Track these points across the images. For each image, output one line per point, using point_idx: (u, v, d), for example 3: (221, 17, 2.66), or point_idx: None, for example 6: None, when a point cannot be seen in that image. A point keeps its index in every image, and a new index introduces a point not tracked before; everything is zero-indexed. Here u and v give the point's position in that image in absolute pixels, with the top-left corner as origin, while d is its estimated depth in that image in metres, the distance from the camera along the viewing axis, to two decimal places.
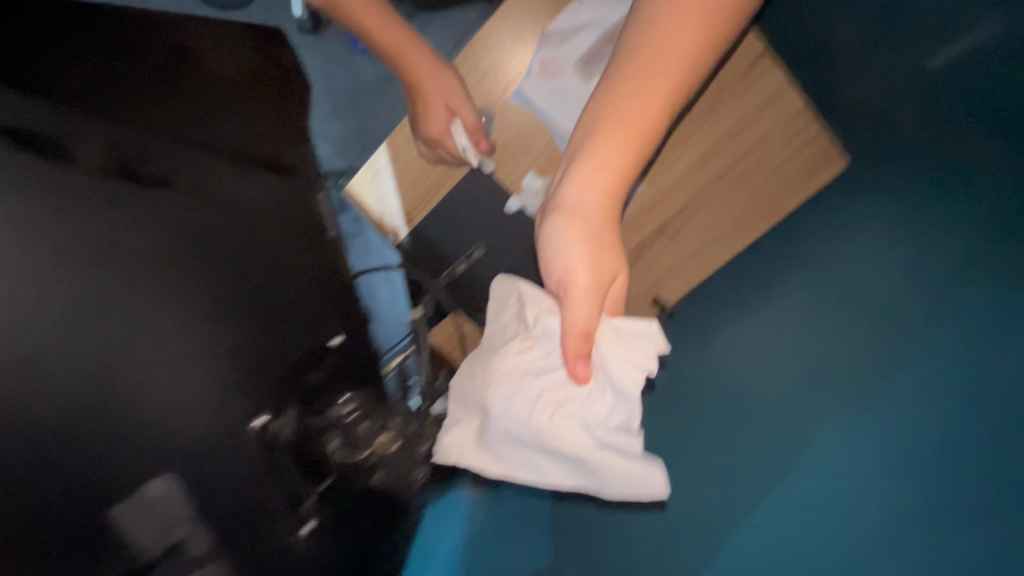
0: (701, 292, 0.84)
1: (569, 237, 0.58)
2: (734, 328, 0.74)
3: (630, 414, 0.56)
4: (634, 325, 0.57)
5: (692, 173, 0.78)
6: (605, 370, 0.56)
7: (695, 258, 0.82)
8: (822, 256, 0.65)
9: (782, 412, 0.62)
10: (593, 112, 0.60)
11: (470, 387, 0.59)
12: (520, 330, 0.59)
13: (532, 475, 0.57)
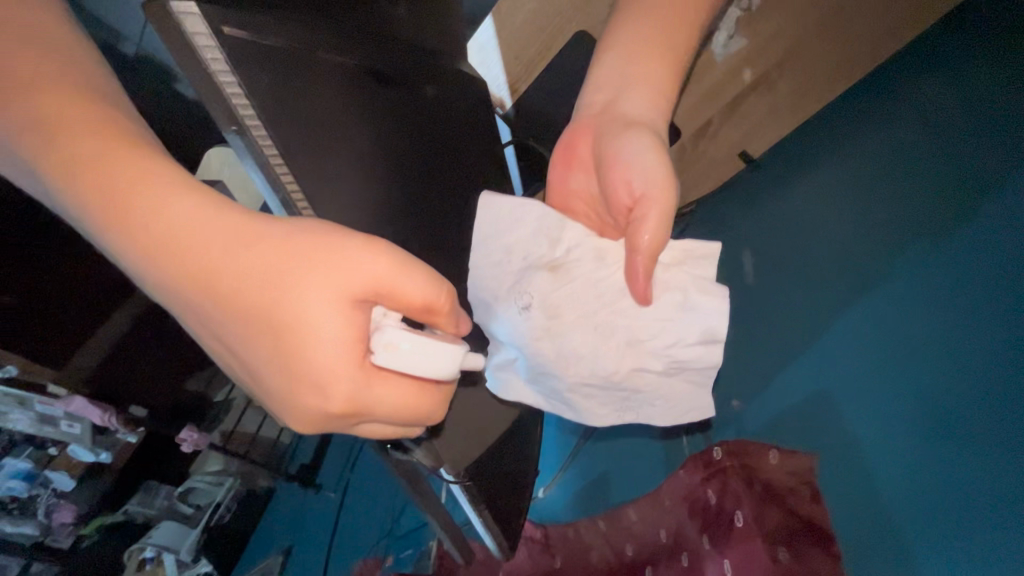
0: (738, 185, 0.96)
1: (634, 148, 0.52)
2: (774, 248, 0.83)
3: (707, 336, 0.47)
4: (703, 245, 0.49)
5: (718, 89, 0.87)
6: (670, 291, 0.48)
7: (729, 153, 0.94)
8: (827, 165, 0.82)
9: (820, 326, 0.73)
10: (627, 32, 0.60)
11: (503, 319, 0.52)
12: (552, 257, 0.50)
13: (585, 409, 0.52)
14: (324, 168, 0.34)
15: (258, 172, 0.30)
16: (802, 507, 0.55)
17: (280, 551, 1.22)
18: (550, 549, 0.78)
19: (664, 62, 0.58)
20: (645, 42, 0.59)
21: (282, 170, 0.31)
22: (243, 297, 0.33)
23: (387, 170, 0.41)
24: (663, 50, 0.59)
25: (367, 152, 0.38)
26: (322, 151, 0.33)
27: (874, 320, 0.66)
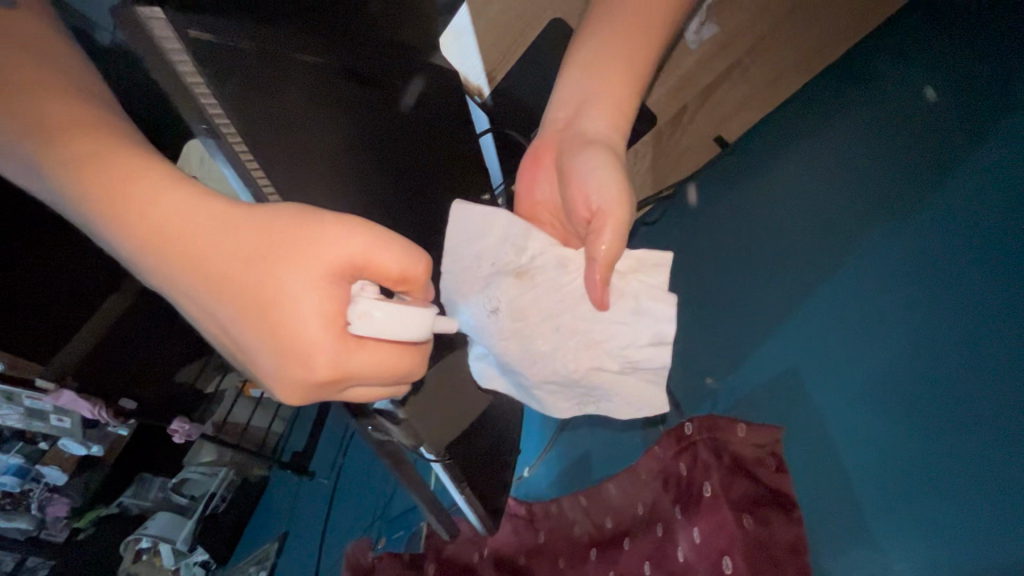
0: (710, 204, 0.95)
1: (594, 161, 0.52)
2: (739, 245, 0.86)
3: (658, 337, 0.49)
4: (655, 256, 0.51)
5: (688, 81, 0.87)
6: (624, 297, 0.50)
7: (702, 141, 0.95)
8: (791, 163, 0.84)
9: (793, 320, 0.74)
10: (592, 47, 0.61)
11: (470, 325, 0.54)
12: (514, 264, 0.51)
13: (551, 406, 0.56)
14: (295, 169, 0.36)
15: (226, 164, 0.32)
16: (767, 478, 0.58)
17: (274, 536, 1.25)
18: (534, 524, 0.81)
19: (623, 77, 0.60)
20: (605, 56, 0.60)
21: (252, 164, 0.33)
22: (229, 282, 0.34)
23: (360, 171, 0.43)
24: (623, 66, 0.60)
25: (338, 155, 0.40)
26: (295, 152, 0.36)
27: (846, 296, 0.69)
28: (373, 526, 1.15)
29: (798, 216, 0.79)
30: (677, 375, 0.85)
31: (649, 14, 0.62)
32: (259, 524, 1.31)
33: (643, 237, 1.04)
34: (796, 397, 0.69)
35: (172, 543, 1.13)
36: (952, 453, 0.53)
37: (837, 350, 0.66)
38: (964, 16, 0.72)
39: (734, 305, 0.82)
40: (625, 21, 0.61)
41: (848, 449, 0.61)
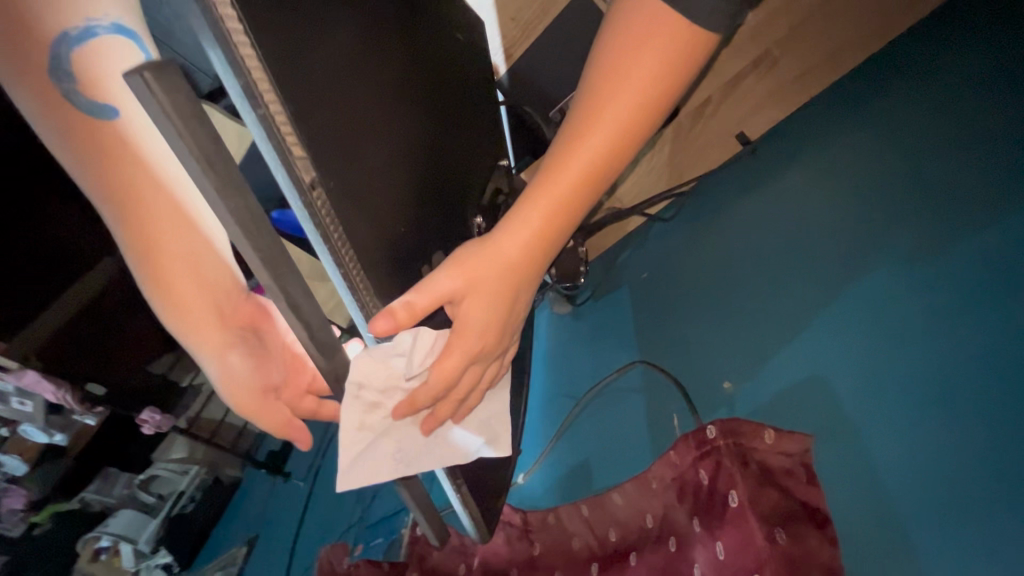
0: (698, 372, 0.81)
1: None
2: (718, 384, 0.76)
3: None
4: None
5: None
6: None
7: None
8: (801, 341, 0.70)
9: (791, 423, 0.66)
10: None
11: None
12: None
13: None
14: (339, 164, 0.32)
15: (270, 152, 0.27)
16: (800, 491, 0.52)
17: (243, 541, 1.18)
18: (529, 536, 0.75)
19: (631, 118, 0.41)
20: (586, 136, 0.41)
21: (290, 139, 0.28)
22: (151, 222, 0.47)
23: (409, 181, 0.40)
24: (625, 114, 0.40)
25: (393, 187, 0.38)
26: (347, 157, 0.33)
27: (882, 300, 0.64)
28: (351, 533, 1.06)
29: (830, 214, 0.76)
30: (689, 382, 0.79)
31: (687, 60, 0.40)
32: (223, 532, 1.26)
33: (658, 236, 0.99)
34: (821, 403, 0.64)
35: (134, 543, 1.10)
36: (994, 440, 0.49)
37: (879, 366, 0.61)
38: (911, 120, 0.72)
39: (752, 311, 0.77)
40: (632, 105, 0.40)
41: (862, 437, 0.59)
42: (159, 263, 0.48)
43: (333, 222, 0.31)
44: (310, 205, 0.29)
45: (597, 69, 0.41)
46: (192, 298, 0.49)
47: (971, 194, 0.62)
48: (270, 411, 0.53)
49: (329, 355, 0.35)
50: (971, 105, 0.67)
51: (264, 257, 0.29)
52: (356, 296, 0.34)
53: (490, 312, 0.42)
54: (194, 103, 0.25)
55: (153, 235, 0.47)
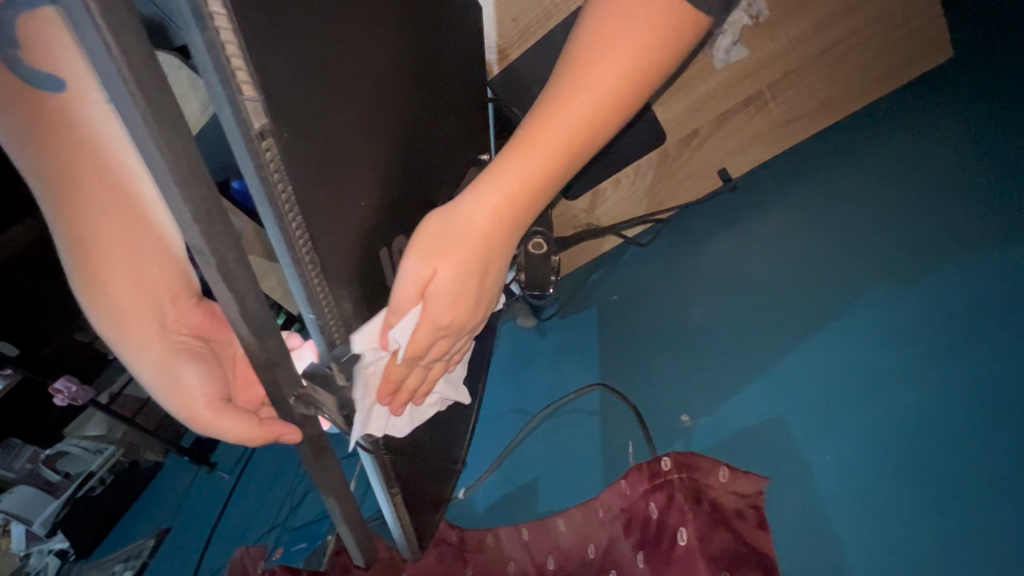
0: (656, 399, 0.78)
1: None
2: (677, 414, 0.74)
3: None
4: None
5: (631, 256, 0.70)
6: None
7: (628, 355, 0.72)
8: (765, 378, 0.69)
9: (748, 462, 0.64)
10: None
11: None
12: None
13: None
14: (300, 118, 0.26)
15: (215, 85, 0.21)
16: (747, 534, 0.50)
17: (151, 532, 1.08)
18: (463, 556, 0.70)
19: (616, 86, 0.35)
20: (563, 105, 0.35)
21: (241, 75, 0.22)
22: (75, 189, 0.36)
23: (374, 151, 0.34)
24: (612, 80, 0.35)
25: (359, 148, 0.32)
26: (313, 96, 0.27)
27: (850, 348, 0.64)
28: (274, 532, 0.99)
29: (804, 259, 0.76)
30: (648, 412, 0.76)
31: (687, 30, 0.34)
32: (139, 519, 1.13)
33: (632, 260, 0.98)
34: (778, 446, 0.63)
35: (29, 523, 1.04)
36: (952, 503, 0.49)
37: (834, 415, 0.61)
38: (891, 184, 0.75)
39: (718, 345, 0.76)
40: (618, 72, 0.35)
41: (819, 484, 0.58)
42: (90, 258, 0.37)
43: (284, 181, 0.25)
44: (259, 158, 0.24)
45: (584, 31, 0.36)
46: (133, 301, 0.39)
47: (940, 258, 0.64)
48: (228, 425, 0.38)
49: (263, 337, 0.30)
50: (951, 180, 0.70)
51: (197, 214, 0.24)
52: (302, 273, 0.28)
53: (462, 282, 0.37)
54: (130, 15, 0.20)
55: (85, 228, 0.37)
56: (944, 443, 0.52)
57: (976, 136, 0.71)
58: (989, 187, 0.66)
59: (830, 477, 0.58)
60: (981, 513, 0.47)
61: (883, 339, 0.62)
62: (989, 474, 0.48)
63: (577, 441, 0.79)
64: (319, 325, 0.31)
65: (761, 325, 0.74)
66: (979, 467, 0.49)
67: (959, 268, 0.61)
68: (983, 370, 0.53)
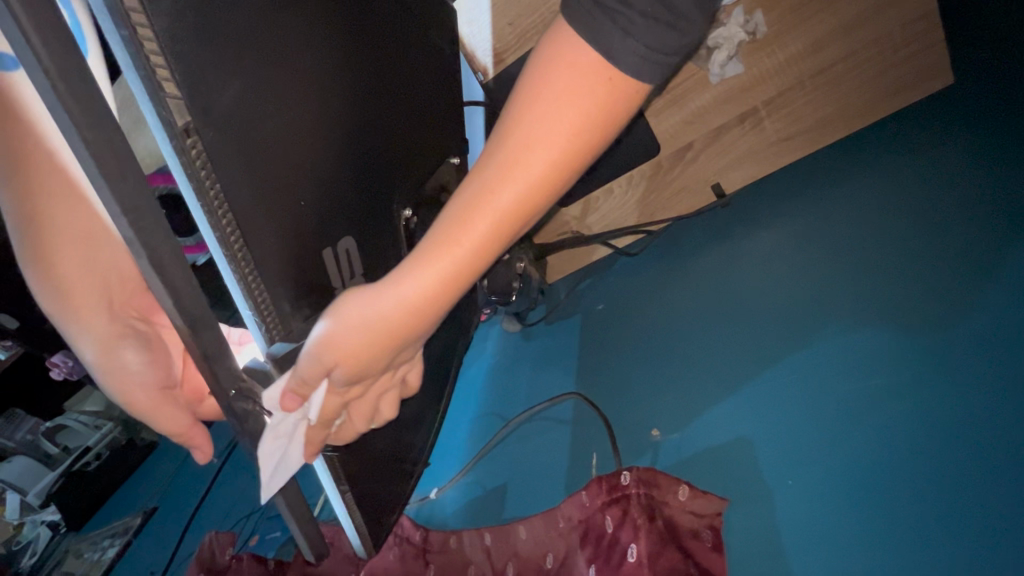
0: (629, 411, 0.77)
1: None
2: (649, 427, 0.73)
3: None
4: None
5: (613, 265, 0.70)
6: None
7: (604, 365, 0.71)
8: (740, 397, 0.68)
9: (714, 482, 0.64)
10: None
11: None
12: None
13: None
14: (234, 128, 0.28)
15: (136, 82, 0.23)
16: (701, 556, 0.50)
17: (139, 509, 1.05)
18: (426, 556, 0.69)
19: (550, 174, 0.34)
20: (499, 180, 0.34)
21: (162, 74, 0.24)
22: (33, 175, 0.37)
23: (317, 167, 0.35)
24: (548, 162, 0.34)
25: (290, 186, 0.32)
26: (241, 136, 0.28)
27: (826, 372, 0.64)
28: (250, 519, 0.96)
29: (790, 279, 0.76)
30: (620, 425, 0.76)
31: (624, 102, 0.35)
32: (131, 491, 1.09)
33: (621, 270, 0.97)
34: (744, 467, 0.62)
35: (23, 493, 1.02)
36: (919, 544, 0.49)
37: (804, 441, 0.60)
38: (884, 212, 0.74)
39: (697, 361, 0.75)
40: (552, 157, 0.34)
41: (785, 511, 0.57)
42: (39, 238, 0.38)
43: (213, 179, 0.27)
44: (184, 154, 0.25)
45: (515, 113, 0.35)
46: (82, 280, 0.40)
47: (928, 293, 0.63)
48: (167, 415, 0.42)
49: (199, 330, 0.29)
50: (945, 217, 0.69)
51: (126, 206, 0.25)
52: (233, 264, 0.29)
53: (377, 353, 0.36)
54: (51, 12, 0.21)
55: (36, 209, 0.38)
56: (919, 486, 0.52)
57: (972, 171, 0.71)
58: (983, 225, 0.65)
59: (797, 504, 0.57)
60: (946, 555, 0.47)
61: (862, 368, 0.61)
62: (955, 518, 0.49)
63: (551, 449, 0.78)
64: (257, 319, 0.32)
65: (740, 343, 0.73)
66: (951, 511, 0.49)
67: (940, 304, 0.61)
68: (961, 413, 0.53)
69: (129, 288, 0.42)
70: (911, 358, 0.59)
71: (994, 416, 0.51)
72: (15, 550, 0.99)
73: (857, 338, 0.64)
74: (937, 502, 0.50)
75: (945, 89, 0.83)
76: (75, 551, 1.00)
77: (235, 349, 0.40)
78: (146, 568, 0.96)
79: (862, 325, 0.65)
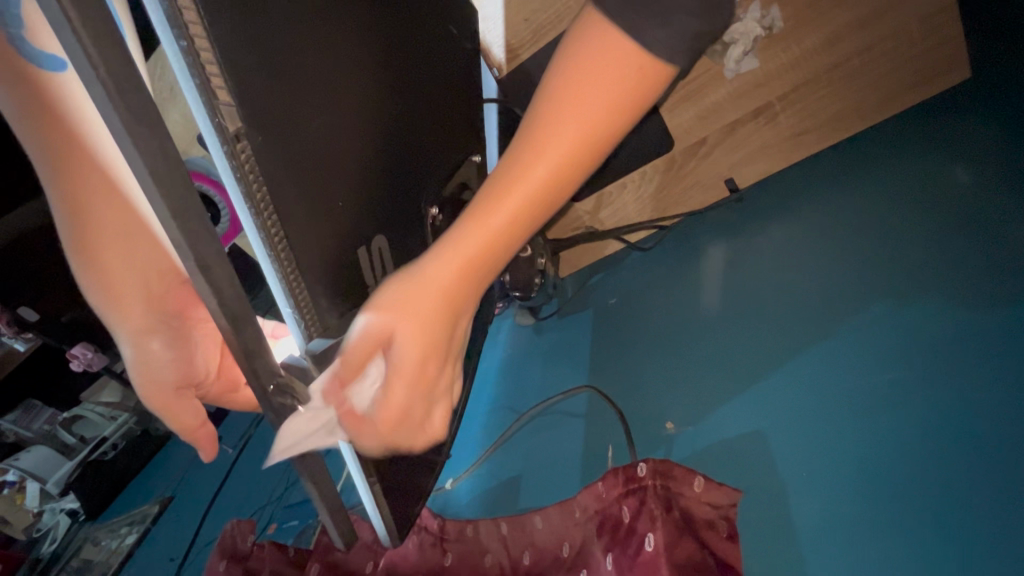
0: (641, 402, 0.78)
1: None
2: (661, 420, 0.74)
3: None
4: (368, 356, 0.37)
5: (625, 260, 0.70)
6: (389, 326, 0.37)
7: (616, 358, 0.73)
8: (749, 391, 0.69)
9: (726, 475, 0.65)
10: None
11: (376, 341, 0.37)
12: None
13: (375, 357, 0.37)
14: (279, 134, 0.29)
15: (191, 90, 0.24)
16: (716, 546, 0.52)
17: (159, 497, 1.07)
18: (443, 544, 0.71)
19: (579, 156, 0.37)
20: (534, 166, 0.36)
21: (216, 81, 0.25)
22: (81, 174, 0.37)
23: (353, 171, 0.36)
24: (576, 139, 0.36)
25: (334, 191, 0.34)
26: (286, 146, 0.29)
27: (836, 366, 0.64)
28: (269, 509, 0.99)
29: (801, 275, 0.76)
30: (633, 418, 0.77)
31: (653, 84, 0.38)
32: (145, 483, 1.11)
33: (633, 265, 0.98)
34: (756, 460, 0.64)
35: (42, 482, 1.05)
36: (933, 533, 0.50)
37: (814, 431, 0.61)
38: (896, 208, 0.75)
39: (709, 355, 0.76)
40: (583, 134, 0.36)
41: (797, 502, 0.58)
42: (88, 234, 0.40)
43: (259, 183, 0.28)
44: (235, 157, 0.26)
45: (543, 100, 0.37)
46: (124, 276, 0.41)
47: (945, 288, 0.63)
48: (180, 412, 0.46)
49: (241, 328, 0.30)
50: (960, 212, 0.69)
51: (175, 209, 0.26)
52: (276, 265, 0.30)
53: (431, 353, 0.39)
54: (106, 25, 0.22)
55: (84, 205, 0.39)
56: (932, 475, 0.52)
57: (990, 165, 0.71)
58: (996, 218, 0.65)
59: (811, 495, 0.58)
60: (959, 544, 0.48)
61: (874, 360, 0.62)
62: (970, 508, 0.49)
63: (565, 440, 0.80)
64: (296, 317, 0.33)
65: (754, 338, 0.74)
66: (965, 501, 0.50)
67: (951, 299, 0.62)
68: (973, 405, 0.54)
69: (167, 284, 0.43)
70: (925, 351, 0.60)
71: (997, 406, 0.52)
72: (37, 536, 1.04)
73: (869, 332, 0.65)
74: (953, 492, 0.51)
75: (960, 83, 0.83)
76: (93, 539, 1.03)
77: (271, 342, 0.43)
78: (167, 555, 0.98)
79: (877, 321, 0.65)
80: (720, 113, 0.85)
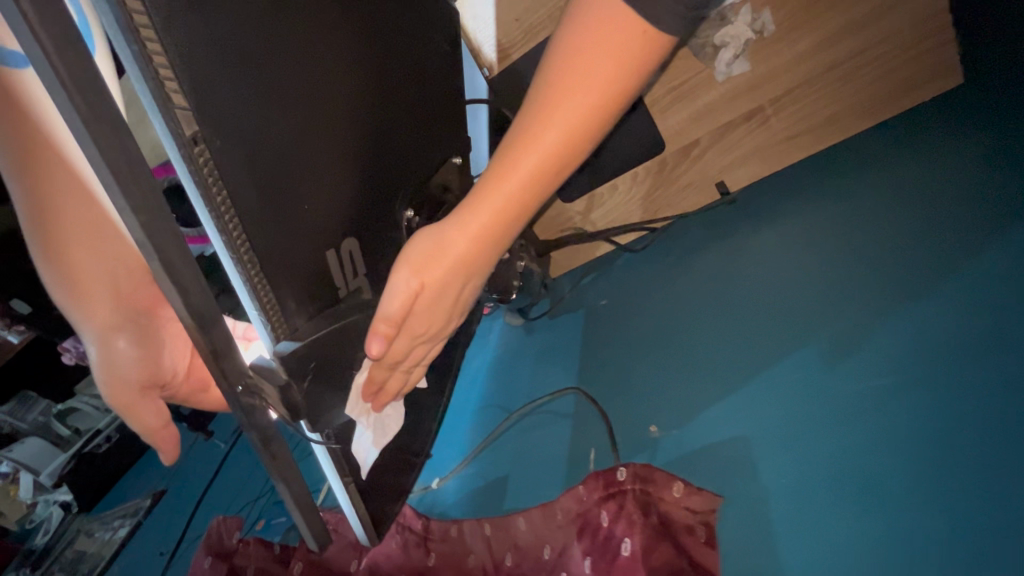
0: (628, 405, 0.78)
1: None
2: (648, 424, 0.74)
3: None
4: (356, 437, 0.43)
5: None
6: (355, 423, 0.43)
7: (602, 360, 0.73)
8: (734, 397, 0.69)
9: (711, 480, 0.65)
10: None
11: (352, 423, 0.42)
12: None
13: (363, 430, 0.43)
14: (243, 138, 0.29)
15: (148, 94, 0.24)
16: (694, 549, 0.51)
17: (149, 491, 1.07)
18: (427, 544, 0.71)
19: (579, 127, 0.38)
20: (535, 136, 0.38)
21: (171, 85, 0.24)
22: (42, 166, 0.38)
23: (323, 175, 0.36)
24: (581, 109, 0.38)
25: (304, 193, 0.34)
26: (250, 149, 0.29)
27: (820, 371, 0.65)
28: (257, 505, 0.99)
29: (789, 280, 0.76)
30: (620, 420, 0.77)
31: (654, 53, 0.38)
32: (134, 478, 1.11)
33: (624, 266, 0.98)
34: (742, 465, 0.63)
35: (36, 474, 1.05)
36: (919, 539, 0.50)
37: (799, 437, 0.61)
38: (887, 215, 0.74)
39: (696, 359, 0.76)
40: (598, 104, 0.38)
41: (781, 507, 0.58)
42: (50, 229, 0.40)
43: (220, 186, 0.28)
44: (193, 161, 0.26)
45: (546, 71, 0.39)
46: (89, 274, 0.41)
47: (932, 295, 0.63)
48: (142, 412, 0.44)
49: (207, 328, 0.30)
50: (950, 219, 0.68)
51: (137, 209, 0.26)
52: (240, 267, 0.30)
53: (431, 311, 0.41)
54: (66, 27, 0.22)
55: (46, 200, 0.39)
56: (919, 481, 0.52)
57: (983, 171, 0.71)
58: (985, 226, 0.65)
59: (795, 501, 0.58)
60: (943, 550, 0.48)
61: (859, 366, 0.62)
62: (955, 513, 0.49)
63: (550, 441, 0.80)
64: (263, 318, 0.33)
65: (741, 343, 0.74)
66: (949, 507, 0.50)
67: (938, 306, 0.62)
68: (957, 412, 0.54)
69: (134, 282, 0.43)
70: (911, 358, 0.60)
71: (984, 414, 0.52)
72: (29, 528, 1.03)
73: (856, 337, 0.65)
74: (939, 497, 0.51)
75: (954, 88, 0.82)
76: (87, 531, 1.03)
77: (243, 344, 0.43)
78: (157, 549, 0.98)
79: (864, 327, 0.65)
80: (711, 116, 0.85)
